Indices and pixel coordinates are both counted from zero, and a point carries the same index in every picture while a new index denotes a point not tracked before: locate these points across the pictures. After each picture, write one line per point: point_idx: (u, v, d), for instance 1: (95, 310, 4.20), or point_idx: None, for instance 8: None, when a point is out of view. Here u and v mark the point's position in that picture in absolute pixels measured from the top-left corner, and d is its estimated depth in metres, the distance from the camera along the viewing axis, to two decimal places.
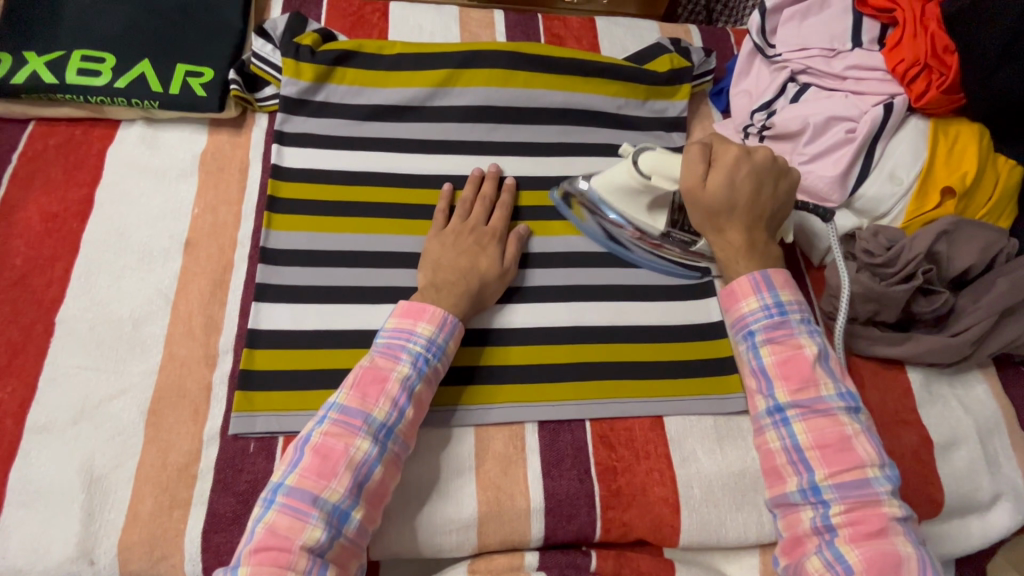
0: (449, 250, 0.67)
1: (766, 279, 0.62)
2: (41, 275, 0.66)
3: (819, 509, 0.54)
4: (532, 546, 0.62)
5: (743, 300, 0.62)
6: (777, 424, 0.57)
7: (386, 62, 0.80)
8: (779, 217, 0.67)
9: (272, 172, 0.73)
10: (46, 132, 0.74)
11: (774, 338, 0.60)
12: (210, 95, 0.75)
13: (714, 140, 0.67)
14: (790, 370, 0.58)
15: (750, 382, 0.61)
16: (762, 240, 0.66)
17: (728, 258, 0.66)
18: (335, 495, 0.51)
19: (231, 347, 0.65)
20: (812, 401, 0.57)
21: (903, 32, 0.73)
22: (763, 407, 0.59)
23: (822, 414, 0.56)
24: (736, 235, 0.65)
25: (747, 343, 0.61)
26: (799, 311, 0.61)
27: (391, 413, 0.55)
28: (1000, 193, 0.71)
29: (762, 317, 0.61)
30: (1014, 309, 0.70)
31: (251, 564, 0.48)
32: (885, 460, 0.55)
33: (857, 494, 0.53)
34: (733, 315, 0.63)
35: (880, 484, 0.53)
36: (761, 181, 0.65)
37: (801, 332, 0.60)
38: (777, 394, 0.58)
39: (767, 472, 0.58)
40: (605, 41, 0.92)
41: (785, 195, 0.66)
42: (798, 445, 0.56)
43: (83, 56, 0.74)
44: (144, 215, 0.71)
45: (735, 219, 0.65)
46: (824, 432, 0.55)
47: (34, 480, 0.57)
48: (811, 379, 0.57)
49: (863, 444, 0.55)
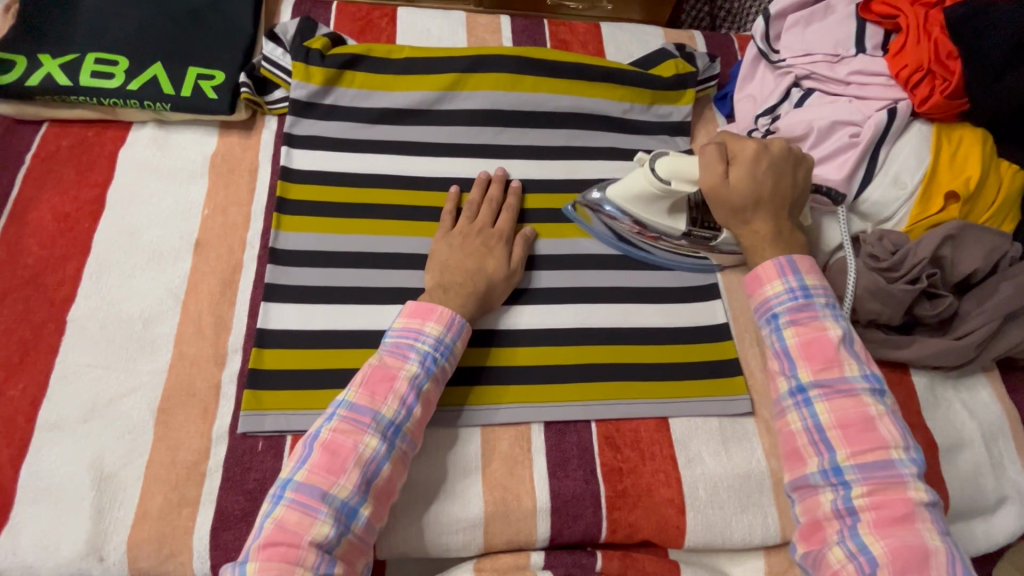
0: (456, 253, 0.68)
1: (792, 262, 0.63)
2: (53, 275, 0.67)
3: (840, 491, 0.54)
4: (538, 546, 0.62)
5: (767, 283, 0.63)
6: (799, 405, 0.58)
7: (395, 66, 0.81)
8: (799, 206, 0.68)
9: (282, 173, 0.74)
10: (59, 134, 0.75)
11: (798, 320, 0.60)
12: (221, 98, 0.76)
13: (727, 139, 0.68)
14: (813, 351, 0.59)
15: (773, 364, 0.61)
16: (788, 227, 0.66)
17: (757, 247, 0.66)
18: (343, 491, 0.51)
19: (240, 346, 0.66)
20: (836, 382, 0.57)
21: (907, 39, 0.74)
22: (785, 389, 0.59)
23: (845, 394, 0.57)
24: (762, 224, 0.66)
25: (770, 326, 0.62)
26: (825, 295, 0.62)
27: (400, 412, 0.56)
28: (1004, 198, 0.71)
29: (787, 300, 0.61)
30: (1017, 313, 0.70)
31: (259, 560, 0.48)
32: (910, 443, 0.55)
33: (880, 476, 0.53)
34: (757, 299, 0.64)
35: (906, 467, 0.53)
36: (781, 172, 0.66)
37: (826, 314, 0.60)
38: (800, 375, 0.58)
39: (787, 454, 0.58)
40: (611, 46, 0.93)
41: (802, 184, 0.68)
42: (819, 425, 0.56)
43: (97, 59, 0.75)
44: (155, 216, 0.72)
45: (760, 210, 0.66)
46: (848, 413, 0.56)
47: (44, 477, 0.57)
48: (835, 360, 0.58)
49: (888, 426, 0.55)
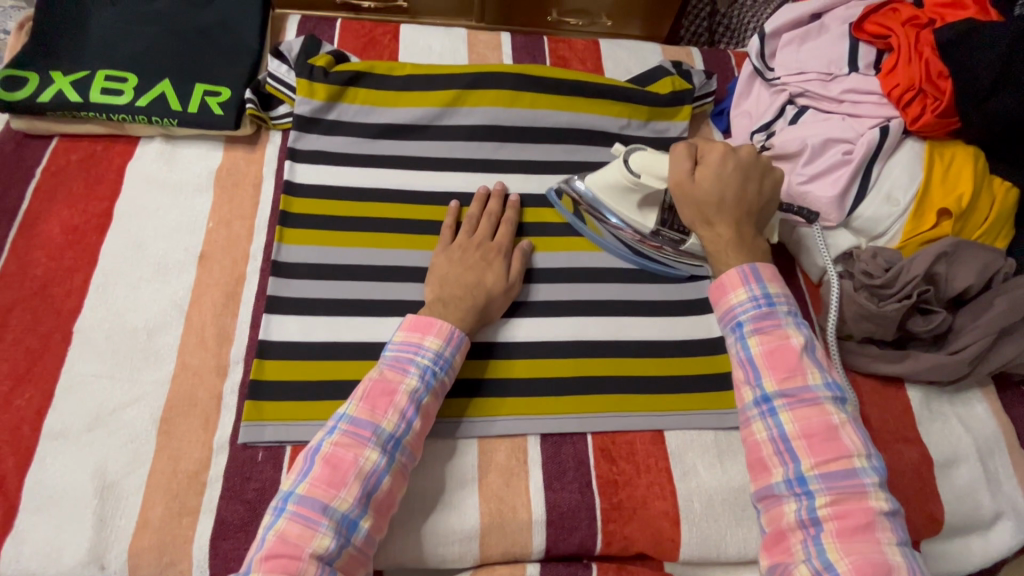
0: (456, 266, 0.69)
1: (755, 271, 0.63)
2: (61, 286, 0.68)
3: (803, 502, 0.54)
4: (534, 557, 0.63)
5: (732, 291, 0.63)
6: (764, 415, 0.58)
7: (396, 83, 0.82)
8: (764, 215, 0.69)
9: (285, 187, 0.75)
10: (69, 148, 0.77)
11: (762, 328, 0.61)
12: (227, 114, 0.78)
13: (699, 141, 0.70)
14: (777, 360, 0.59)
15: (738, 374, 0.61)
16: (750, 233, 0.67)
17: (718, 250, 0.67)
18: (343, 504, 0.52)
19: (242, 357, 0.67)
20: (799, 390, 0.58)
21: (899, 58, 0.75)
22: (750, 399, 0.59)
23: (809, 403, 0.57)
24: (724, 227, 0.67)
25: (735, 335, 0.62)
26: (787, 303, 0.62)
27: (399, 425, 0.57)
28: (996, 215, 0.72)
29: (751, 308, 0.62)
30: (1012, 328, 0.71)
31: (263, 571, 0.49)
32: (872, 452, 0.56)
33: (842, 485, 0.53)
34: (721, 308, 0.64)
35: (868, 475, 0.54)
36: (748, 178, 0.67)
37: (788, 323, 0.61)
38: (765, 384, 0.59)
39: (753, 464, 0.58)
40: (609, 62, 0.95)
41: (769, 193, 0.69)
42: (784, 435, 0.57)
43: (107, 76, 0.77)
44: (160, 228, 0.73)
45: (724, 213, 0.66)
46: (811, 422, 0.56)
47: (49, 486, 0.58)
48: (798, 369, 0.58)
49: (850, 434, 0.56)
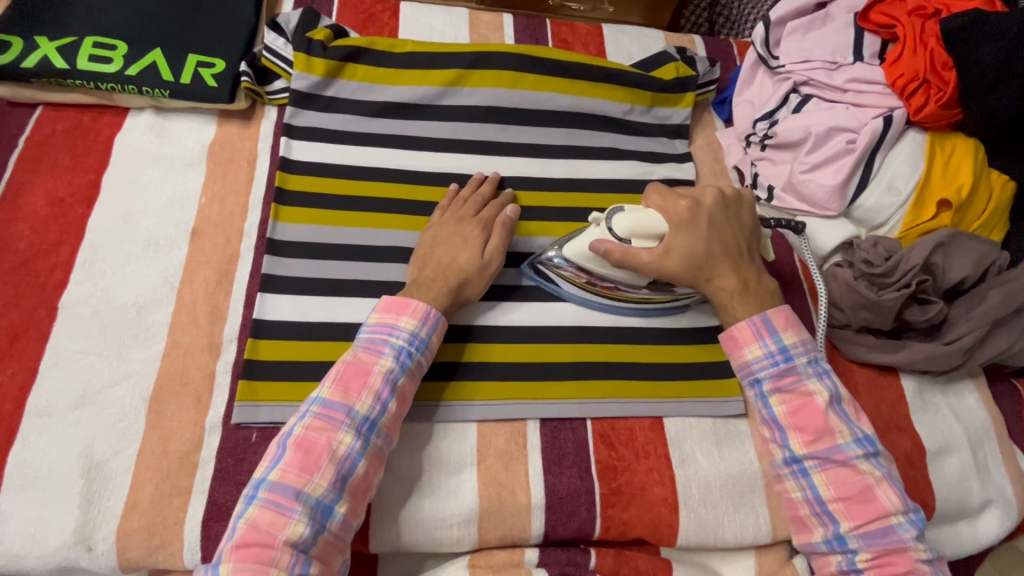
0: (431, 245, 0.67)
1: (768, 324, 0.62)
2: (45, 259, 0.66)
3: (847, 555, 0.55)
4: (532, 543, 0.62)
5: (746, 345, 0.62)
6: (796, 475, 0.58)
7: (395, 61, 0.80)
8: (753, 250, 0.68)
9: (281, 164, 0.73)
10: (53, 118, 0.74)
11: (781, 387, 0.60)
12: (221, 87, 0.75)
13: (656, 200, 0.67)
14: (803, 420, 0.58)
15: (765, 431, 0.61)
16: (752, 277, 0.65)
17: (729, 305, 0.65)
18: (317, 490, 0.51)
19: (235, 337, 0.65)
20: (829, 452, 0.57)
21: (903, 48, 0.75)
22: (779, 457, 0.59)
23: (841, 464, 0.56)
24: (726, 279, 0.65)
25: (754, 391, 0.61)
26: (806, 353, 0.61)
27: (374, 407, 0.55)
28: (993, 208, 0.73)
29: (768, 365, 0.61)
30: (1005, 320, 0.72)
31: (232, 561, 0.47)
32: (909, 505, 0.55)
33: (882, 544, 0.54)
34: (736, 362, 0.63)
35: (906, 530, 0.54)
36: (722, 224, 0.66)
37: (810, 376, 0.60)
38: (793, 446, 0.58)
39: (792, 519, 0.59)
40: (612, 47, 0.94)
41: (746, 227, 0.68)
42: (819, 497, 0.57)
43: (95, 43, 0.74)
44: (150, 203, 0.71)
45: (719, 267, 0.65)
46: (845, 483, 0.56)
47: (32, 465, 0.56)
48: (826, 429, 0.57)
49: (887, 492, 0.55)
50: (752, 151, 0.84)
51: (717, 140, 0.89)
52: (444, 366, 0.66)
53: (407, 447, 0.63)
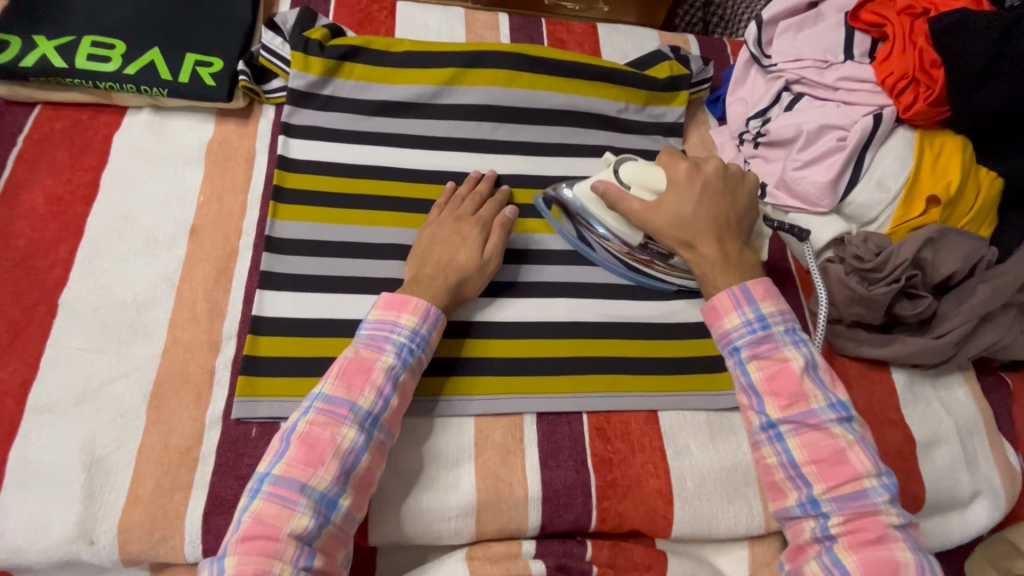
0: (431, 241, 0.68)
1: (746, 293, 0.63)
2: (45, 257, 0.66)
3: (820, 519, 0.55)
4: (530, 534, 0.63)
5: (725, 315, 0.63)
6: (772, 440, 0.59)
7: (392, 59, 0.81)
8: (743, 228, 0.69)
9: (279, 162, 0.74)
10: (52, 116, 0.75)
11: (759, 353, 0.61)
12: (219, 86, 0.76)
13: (665, 163, 0.71)
14: (779, 386, 0.59)
15: (742, 399, 0.61)
16: (735, 251, 0.67)
17: (706, 273, 0.66)
18: (322, 483, 0.51)
19: (235, 333, 0.66)
20: (804, 416, 0.58)
21: (893, 47, 0.77)
22: (756, 424, 0.60)
23: (814, 428, 0.57)
24: (708, 247, 0.66)
25: (733, 359, 0.62)
26: (783, 322, 0.62)
27: (377, 402, 0.56)
28: (982, 204, 0.74)
29: (746, 333, 0.62)
30: (993, 314, 0.73)
31: (238, 553, 0.48)
32: (881, 470, 0.56)
33: (854, 506, 0.54)
34: (716, 331, 0.64)
35: (878, 493, 0.54)
36: (716, 194, 0.68)
37: (786, 343, 0.61)
38: (768, 411, 0.59)
39: (768, 486, 0.59)
40: (607, 47, 0.95)
41: (742, 205, 0.70)
42: (794, 461, 0.57)
43: (93, 43, 0.74)
44: (149, 201, 0.71)
45: (704, 234, 0.66)
46: (819, 447, 0.57)
47: (34, 460, 0.57)
48: (801, 394, 0.58)
49: (859, 456, 0.56)
50: (745, 149, 0.85)
51: (711, 137, 0.90)
52: (443, 362, 0.67)
53: (406, 441, 0.64)
